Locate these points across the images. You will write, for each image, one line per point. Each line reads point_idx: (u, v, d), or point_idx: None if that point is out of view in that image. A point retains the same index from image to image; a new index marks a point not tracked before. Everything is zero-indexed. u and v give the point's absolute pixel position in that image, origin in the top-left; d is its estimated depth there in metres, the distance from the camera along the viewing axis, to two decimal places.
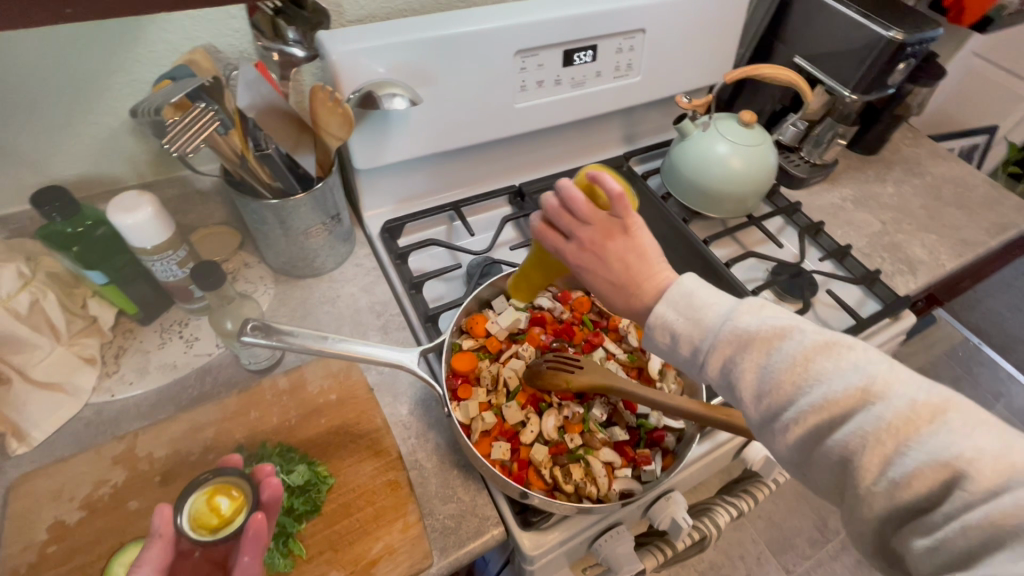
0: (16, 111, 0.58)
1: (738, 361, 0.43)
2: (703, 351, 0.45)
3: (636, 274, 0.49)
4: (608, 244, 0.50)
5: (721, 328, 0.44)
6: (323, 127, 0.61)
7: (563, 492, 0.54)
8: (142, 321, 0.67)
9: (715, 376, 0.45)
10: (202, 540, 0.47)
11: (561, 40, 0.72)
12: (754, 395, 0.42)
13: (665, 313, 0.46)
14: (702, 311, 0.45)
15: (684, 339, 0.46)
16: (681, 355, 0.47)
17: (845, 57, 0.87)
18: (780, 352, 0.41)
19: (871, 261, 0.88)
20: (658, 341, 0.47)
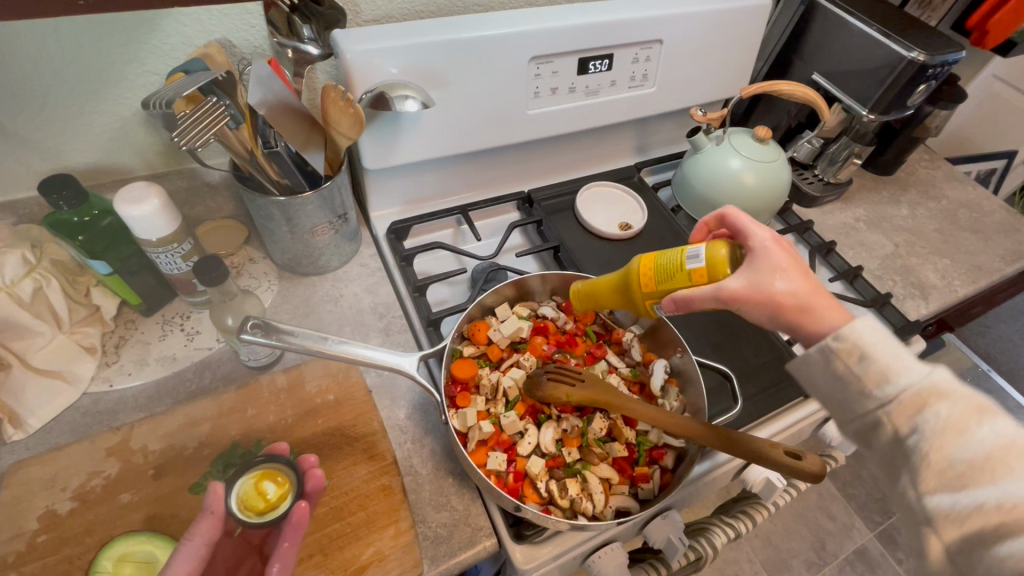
0: (29, 98, 0.58)
1: (935, 419, 0.37)
2: (896, 391, 0.39)
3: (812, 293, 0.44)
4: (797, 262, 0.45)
5: (926, 378, 0.39)
6: (333, 125, 0.60)
7: (558, 507, 0.53)
8: (144, 313, 0.67)
9: (895, 430, 0.39)
10: (249, 521, 0.51)
11: (577, 48, 0.72)
12: (940, 467, 0.37)
13: (864, 334, 0.40)
14: (905, 353, 0.40)
15: (875, 370, 0.40)
16: (857, 390, 0.40)
17: (863, 76, 0.86)
18: (987, 427, 0.37)
19: (882, 283, 0.86)
20: (841, 365, 0.41)
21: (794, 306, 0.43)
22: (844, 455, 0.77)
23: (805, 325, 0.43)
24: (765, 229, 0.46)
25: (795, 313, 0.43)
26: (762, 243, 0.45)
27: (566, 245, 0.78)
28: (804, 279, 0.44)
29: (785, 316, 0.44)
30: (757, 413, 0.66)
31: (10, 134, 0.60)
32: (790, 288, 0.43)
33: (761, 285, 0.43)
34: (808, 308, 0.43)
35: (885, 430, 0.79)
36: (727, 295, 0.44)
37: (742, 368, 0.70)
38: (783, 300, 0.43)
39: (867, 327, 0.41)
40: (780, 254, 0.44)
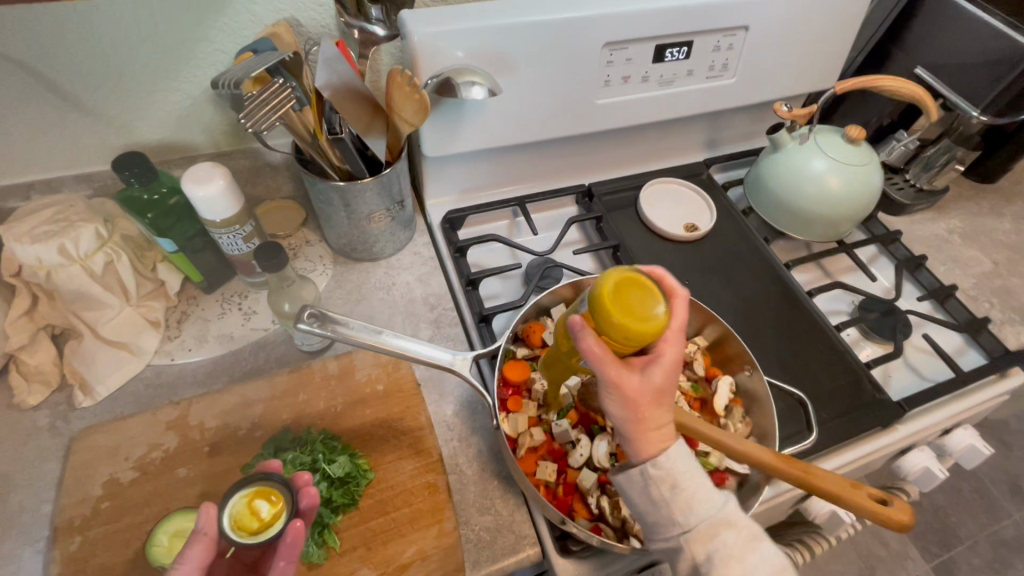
0: (109, 75, 0.59)
1: (722, 547, 0.41)
2: (693, 521, 0.42)
3: (648, 415, 0.42)
4: (660, 416, 0.42)
5: (719, 511, 0.42)
6: (397, 111, 0.58)
7: (608, 525, 0.51)
8: (205, 290, 0.68)
9: (693, 556, 0.42)
10: (242, 543, 0.45)
11: (655, 33, 0.67)
12: None
13: (681, 465, 0.42)
14: (710, 486, 0.43)
15: (681, 498, 0.42)
16: (665, 514, 0.42)
17: (977, 71, 0.77)
18: (758, 556, 0.41)
19: (977, 305, 0.78)
20: (655, 491, 0.42)
21: (644, 424, 0.42)
22: (918, 491, 0.71)
23: (639, 444, 0.42)
24: (678, 351, 0.43)
25: (638, 434, 0.42)
26: (668, 358, 0.42)
27: (625, 244, 0.75)
28: (667, 407, 0.43)
29: (632, 429, 0.42)
30: (830, 441, 0.61)
31: (89, 110, 0.61)
32: (655, 404, 0.42)
33: (634, 390, 0.41)
34: (651, 433, 0.42)
35: (970, 467, 0.72)
36: (617, 382, 0.41)
37: (813, 391, 0.65)
38: (641, 413, 0.42)
39: (687, 458, 0.43)
40: (667, 376, 0.42)
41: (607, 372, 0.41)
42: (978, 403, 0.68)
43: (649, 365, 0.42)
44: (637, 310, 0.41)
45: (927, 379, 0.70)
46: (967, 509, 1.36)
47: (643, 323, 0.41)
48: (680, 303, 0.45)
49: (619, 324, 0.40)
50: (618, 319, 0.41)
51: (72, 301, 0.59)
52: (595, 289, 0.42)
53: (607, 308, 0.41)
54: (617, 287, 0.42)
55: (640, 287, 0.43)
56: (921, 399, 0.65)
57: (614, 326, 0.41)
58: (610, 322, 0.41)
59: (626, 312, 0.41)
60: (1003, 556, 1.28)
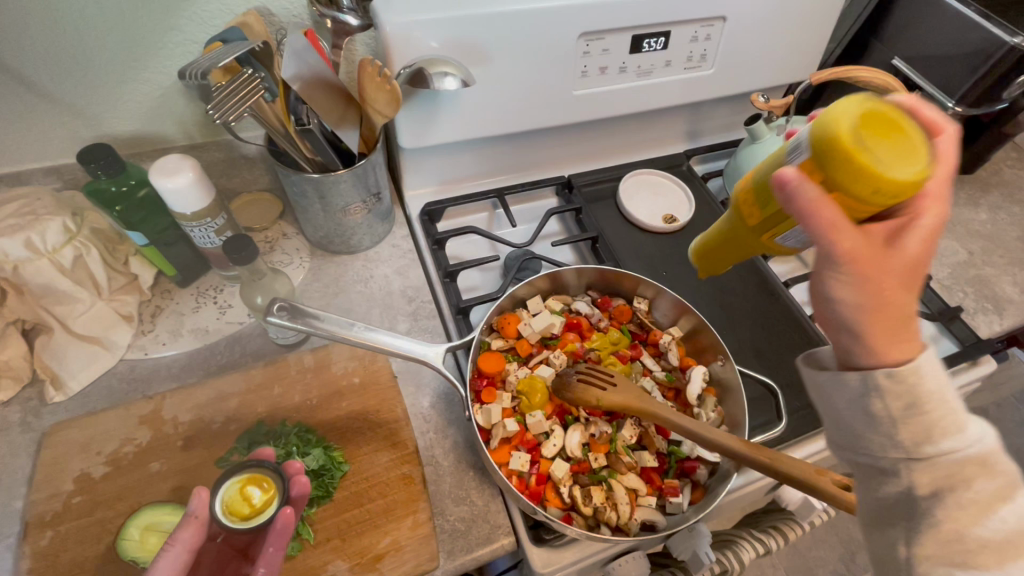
0: (75, 65, 0.58)
1: (968, 491, 0.34)
2: (933, 452, 0.35)
3: (897, 307, 0.34)
4: (909, 304, 0.34)
5: (975, 446, 0.35)
6: (369, 102, 0.58)
7: (580, 515, 0.51)
8: (179, 284, 0.68)
9: (913, 485, 0.35)
10: (234, 527, 0.48)
11: (631, 24, 0.66)
12: (952, 539, 0.34)
13: (929, 379, 0.34)
14: (960, 412, 0.35)
15: (924, 424, 0.35)
16: (889, 433, 0.35)
17: (953, 63, 0.78)
18: (1010, 509, 0.35)
19: (952, 295, 0.79)
20: (878, 406, 0.35)
21: (884, 315, 0.34)
22: None
23: (874, 339, 0.34)
24: (936, 214, 0.34)
25: (877, 325, 0.34)
26: (927, 224, 0.34)
27: (604, 236, 0.74)
28: (911, 291, 0.34)
29: (871, 320, 0.34)
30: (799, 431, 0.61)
31: (56, 101, 0.60)
32: (904, 286, 0.34)
33: (882, 264, 0.33)
34: (892, 327, 0.34)
35: None
36: (852, 253, 0.33)
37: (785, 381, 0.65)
38: (882, 300, 0.33)
39: (933, 369, 0.35)
40: (921, 247, 0.34)
41: (845, 245, 0.32)
42: (952, 389, 0.70)
43: (898, 231, 0.34)
44: (889, 148, 0.34)
45: None
46: None
47: (901, 162, 0.33)
48: (944, 139, 0.36)
49: (867, 167, 0.33)
50: (862, 158, 0.33)
51: (42, 296, 0.58)
52: (825, 129, 0.35)
53: (847, 150, 0.33)
54: (858, 116, 0.34)
55: (894, 127, 0.35)
56: None
57: (857, 170, 0.33)
58: (848, 167, 0.34)
59: (878, 146, 0.34)
60: None
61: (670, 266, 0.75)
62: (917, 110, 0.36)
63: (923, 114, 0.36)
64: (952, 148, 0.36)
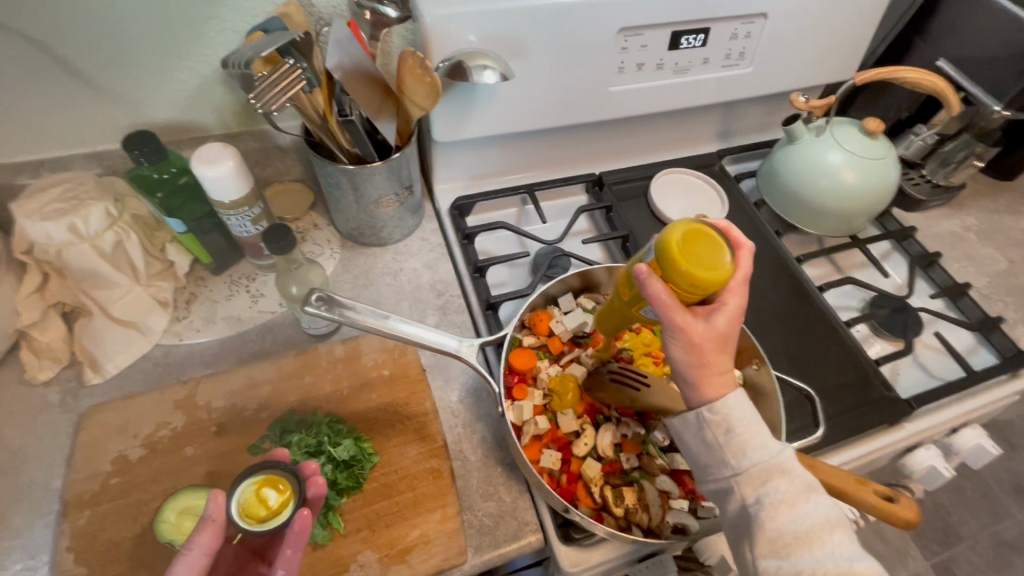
0: (118, 52, 0.59)
1: (777, 493, 0.40)
2: (745, 465, 0.41)
3: (709, 368, 0.42)
4: (722, 359, 0.43)
5: (775, 457, 0.41)
6: (408, 94, 0.57)
7: (611, 515, 0.51)
8: (213, 271, 0.68)
9: (742, 498, 0.41)
10: (251, 531, 0.45)
11: (671, 20, 0.65)
12: (773, 538, 0.39)
13: (736, 412, 0.42)
14: (766, 431, 0.42)
15: (735, 442, 0.42)
16: (717, 456, 0.43)
17: (1002, 65, 0.76)
18: (814, 505, 0.40)
19: (991, 305, 0.77)
20: (709, 435, 0.42)
21: (705, 369, 0.42)
22: (922, 489, 0.70)
23: (698, 385, 0.43)
24: (742, 298, 0.43)
25: (698, 376, 0.42)
26: (732, 308, 0.42)
27: (635, 235, 0.74)
28: (727, 354, 0.43)
29: (691, 372, 0.43)
30: (837, 438, 0.60)
31: (99, 88, 0.61)
32: (718, 352, 0.42)
33: (698, 335, 0.41)
34: (713, 376, 0.42)
35: (977, 467, 0.71)
36: (679, 325, 0.41)
37: (820, 387, 0.64)
38: (701, 361, 0.42)
39: (745, 407, 0.42)
40: (731, 323, 0.42)
41: (673, 319, 0.41)
42: (990, 401, 0.68)
43: (714, 310, 0.42)
44: (709, 258, 0.41)
45: (937, 378, 0.69)
46: (968, 507, 1.35)
47: (705, 268, 0.40)
48: (745, 254, 0.44)
49: (687, 274, 0.40)
50: (687, 266, 0.40)
51: (82, 280, 0.59)
52: (662, 237, 0.41)
53: (675, 258, 0.40)
54: (684, 235, 0.42)
55: (710, 241, 0.42)
56: (930, 398, 0.64)
57: (681, 274, 0.41)
58: (678, 271, 0.41)
59: (696, 258, 0.41)
60: (1003, 555, 1.28)
61: None
62: (723, 230, 0.45)
63: (728, 233, 0.45)
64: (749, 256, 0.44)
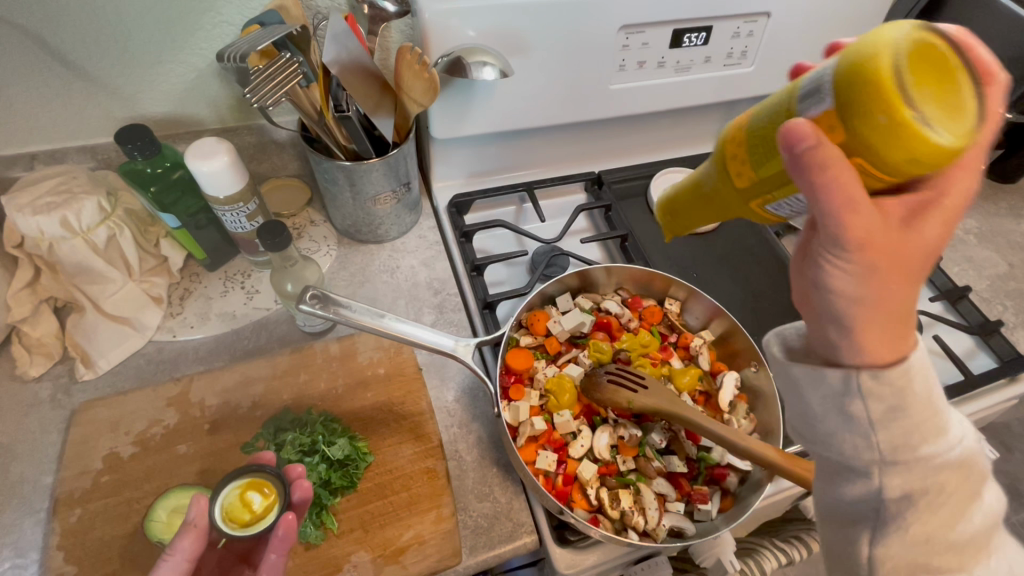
0: (112, 44, 0.58)
1: (957, 493, 0.34)
2: (920, 455, 0.34)
3: (891, 303, 0.31)
4: (903, 295, 0.31)
5: (959, 450, 0.34)
6: (406, 91, 0.57)
7: (607, 518, 0.51)
8: (208, 267, 0.68)
9: (884, 486, 0.35)
10: (234, 534, 0.47)
11: (673, 18, 0.65)
12: (930, 540, 0.34)
13: (917, 384, 0.33)
14: (950, 419, 0.35)
15: (908, 420, 0.33)
16: (871, 438, 0.34)
17: (1003, 67, 0.75)
18: (980, 516, 0.35)
19: (990, 308, 0.76)
20: (860, 407, 0.33)
21: (876, 310, 0.31)
22: None
23: (864, 335, 0.32)
24: (953, 195, 0.29)
25: (862, 320, 0.32)
26: (945, 206, 0.30)
27: (634, 235, 0.73)
28: (908, 291, 0.31)
29: (858, 316, 0.32)
30: None
31: (92, 80, 0.60)
32: (904, 280, 0.31)
33: (889, 245, 0.29)
34: (890, 323, 0.32)
35: None
36: (857, 238, 0.29)
37: None
38: (880, 292, 0.31)
39: (926, 379, 0.34)
40: (922, 238, 0.30)
41: (835, 220, 0.29)
42: (989, 405, 0.68)
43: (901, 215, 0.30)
44: (933, 97, 0.27)
45: (936, 382, 0.69)
46: None
47: (933, 113, 0.27)
48: (994, 88, 0.28)
49: (892, 128, 0.27)
50: (893, 109, 0.27)
51: (75, 275, 0.58)
52: (854, 64, 0.28)
53: (882, 91, 0.27)
54: (904, 49, 0.27)
55: (943, 76, 0.27)
56: None
57: (881, 129, 0.27)
58: (878, 126, 0.27)
59: (917, 79, 0.27)
60: None
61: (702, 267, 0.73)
62: (964, 39, 0.28)
63: (979, 51, 0.28)
64: (1000, 100, 0.28)
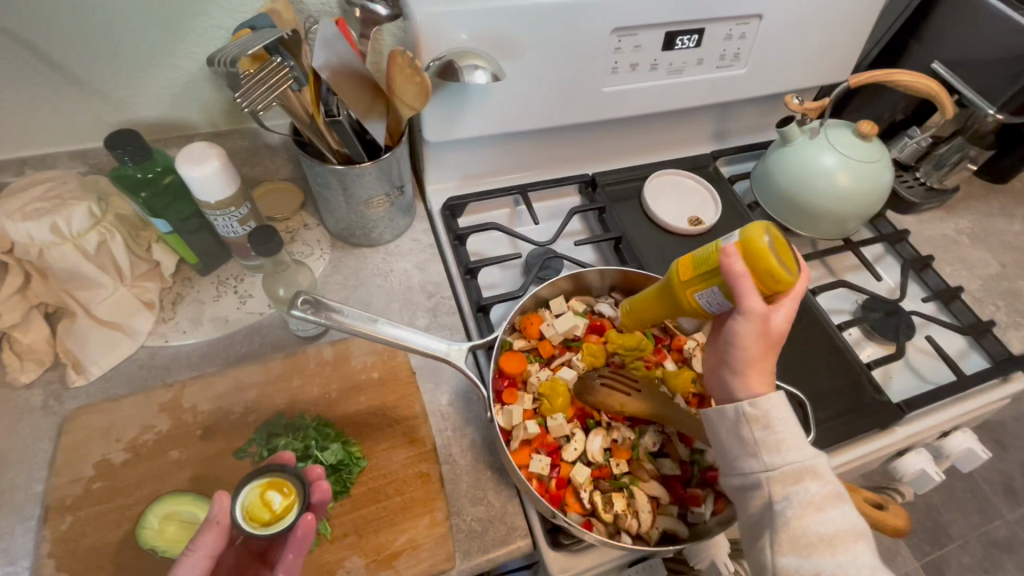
0: (103, 48, 0.58)
1: (804, 494, 0.43)
2: (778, 462, 0.44)
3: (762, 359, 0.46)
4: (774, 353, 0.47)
5: (807, 458, 0.44)
6: (398, 94, 0.57)
7: (600, 521, 0.51)
8: (201, 272, 0.67)
9: (770, 494, 0.44)
10: (254, 534, 0.45)
11: (665, 20, 0.65)
12: (796, 536, 0.42)
13: (776, 410, 0.45)
14: (801, 434, 0.45)
15: (771, 439, 0.45)
16: (753, 450, 0.45)
17: (994, 69, 0.76)
18: (839, 512, 0.42)
19: (982, 308, 0.77)
20: (746, 429, 0.45)
21: (757, 359, 0.46)
22: (913, 492, 0.70)
23: (748, 375, 0.47)
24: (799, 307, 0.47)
25: (749, 365, 0.46)
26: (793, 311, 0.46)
27: (628, 237, 0.73)
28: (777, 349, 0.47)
29: (743, 361, 0.46)
30: (828, 441, 0.60)
31: (83, 85, 0.60)
32: (773, 347, 0.46)
33: (765, 325, 0.45)
34: (762, 369, 0.47)
35: (967, 470, 0.71)
36: (754, 313, 0.44)
37: (810, 390, 0.64)
38: (757, 351, 0.46)
39: (781, 407, 0.45)
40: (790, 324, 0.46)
41: (750, 306, 0.44)
42: (984, 404, 0.68)
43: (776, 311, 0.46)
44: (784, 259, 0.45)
45: (929, 382, 0.69)
46: (959, 507, 1.36)
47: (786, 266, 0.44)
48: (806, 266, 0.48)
49: (774, 271, 0.44)
50: (771, 265, 0.44)
51: (66, 281, 0.58)
52: (748, 234, 0.44)
53: (763, 254, 0.44)
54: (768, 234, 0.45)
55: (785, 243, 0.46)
56: (922, 401, 0.64)
57: (766, 270, 0.44)
58: (763, 265, 0.44)
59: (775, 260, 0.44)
60: (993, 556, 1.29)
61: None
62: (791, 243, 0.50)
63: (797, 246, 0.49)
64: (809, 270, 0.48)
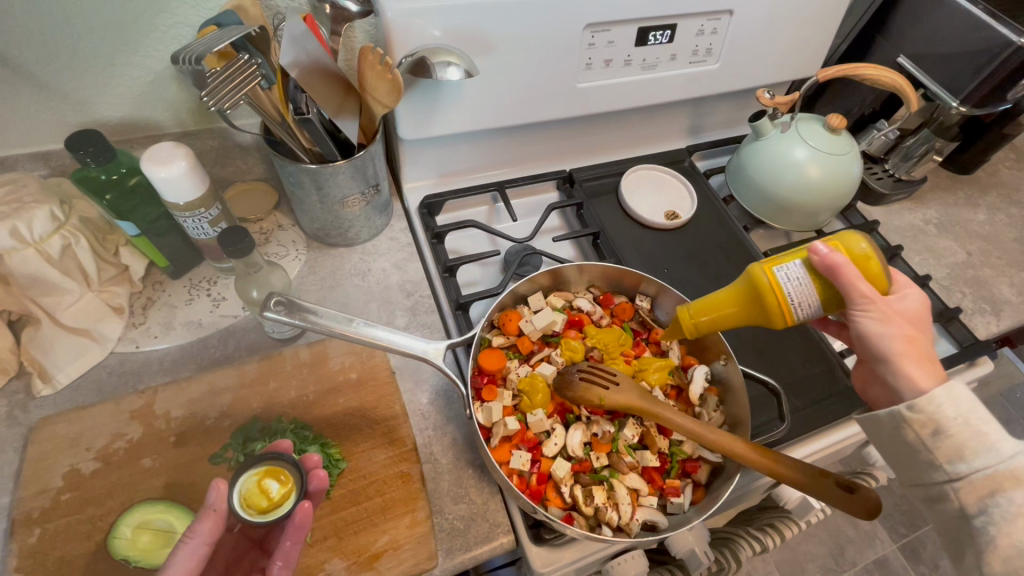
0: (62, 48, 0.56)
1: (1010, 505, 0.39)
2: (966, 471, 0.41)
3: (914, 343, 0.42)
4: (922, 339, 0.43)
5: (1005, 462, 0.40)
6: (370, 91, 0.56)
7: (581, 515, 0.51)
8: (172, 275, 0.66)
9: (963, 505, 0.41)
10: (252, 521, 0.48)
11: (638, 16, 0.65)
12: (1003, 552, 0.40)
13: (950, 410, 0.41)
14: (992, 434, 0.40)
15: (948, 447, 0.41)
16: (927, 458, 0.42)
17: (958, 61, 0.77)
18: None
19: (950, 295, 0.79)
20: (913, 436, 0.42)
21: (909, 345, 0.42)
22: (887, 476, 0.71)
23: (905, 366, 0.42)
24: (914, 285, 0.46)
25: (906, 354, 0.42)
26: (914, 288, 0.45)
27: (606, 232, 0.74)
28: (925, 334, 0.44)
29: (899, 352, 0.42)
30: (799, 432, 0.61)
31: (42, 84, 0.58)
32: (913, 327, 0.43)
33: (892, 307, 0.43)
34: (916, 357, 0.42)
35: None
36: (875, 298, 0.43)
37: (788, 379, 0.64)
38: (903, 336, 0.42)
39: (959, 404, 0.41)
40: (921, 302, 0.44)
41: (868, 291, 0.42)
42: None
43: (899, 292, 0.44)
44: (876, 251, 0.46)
45: None
46: None
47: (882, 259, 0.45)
48: None
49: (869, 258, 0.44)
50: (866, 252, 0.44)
51: (28, 287, 0.56)
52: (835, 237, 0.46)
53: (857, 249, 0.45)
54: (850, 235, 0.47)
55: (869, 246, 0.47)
56: None
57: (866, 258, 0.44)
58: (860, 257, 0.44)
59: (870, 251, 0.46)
60: None
61: (672, 263, 0.74)
62: None
63: None
64: None
